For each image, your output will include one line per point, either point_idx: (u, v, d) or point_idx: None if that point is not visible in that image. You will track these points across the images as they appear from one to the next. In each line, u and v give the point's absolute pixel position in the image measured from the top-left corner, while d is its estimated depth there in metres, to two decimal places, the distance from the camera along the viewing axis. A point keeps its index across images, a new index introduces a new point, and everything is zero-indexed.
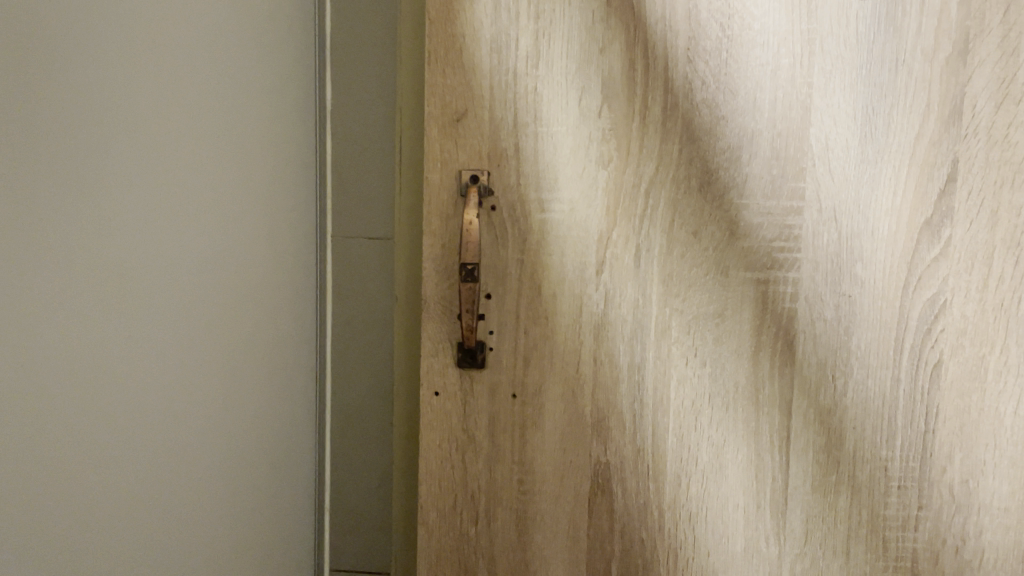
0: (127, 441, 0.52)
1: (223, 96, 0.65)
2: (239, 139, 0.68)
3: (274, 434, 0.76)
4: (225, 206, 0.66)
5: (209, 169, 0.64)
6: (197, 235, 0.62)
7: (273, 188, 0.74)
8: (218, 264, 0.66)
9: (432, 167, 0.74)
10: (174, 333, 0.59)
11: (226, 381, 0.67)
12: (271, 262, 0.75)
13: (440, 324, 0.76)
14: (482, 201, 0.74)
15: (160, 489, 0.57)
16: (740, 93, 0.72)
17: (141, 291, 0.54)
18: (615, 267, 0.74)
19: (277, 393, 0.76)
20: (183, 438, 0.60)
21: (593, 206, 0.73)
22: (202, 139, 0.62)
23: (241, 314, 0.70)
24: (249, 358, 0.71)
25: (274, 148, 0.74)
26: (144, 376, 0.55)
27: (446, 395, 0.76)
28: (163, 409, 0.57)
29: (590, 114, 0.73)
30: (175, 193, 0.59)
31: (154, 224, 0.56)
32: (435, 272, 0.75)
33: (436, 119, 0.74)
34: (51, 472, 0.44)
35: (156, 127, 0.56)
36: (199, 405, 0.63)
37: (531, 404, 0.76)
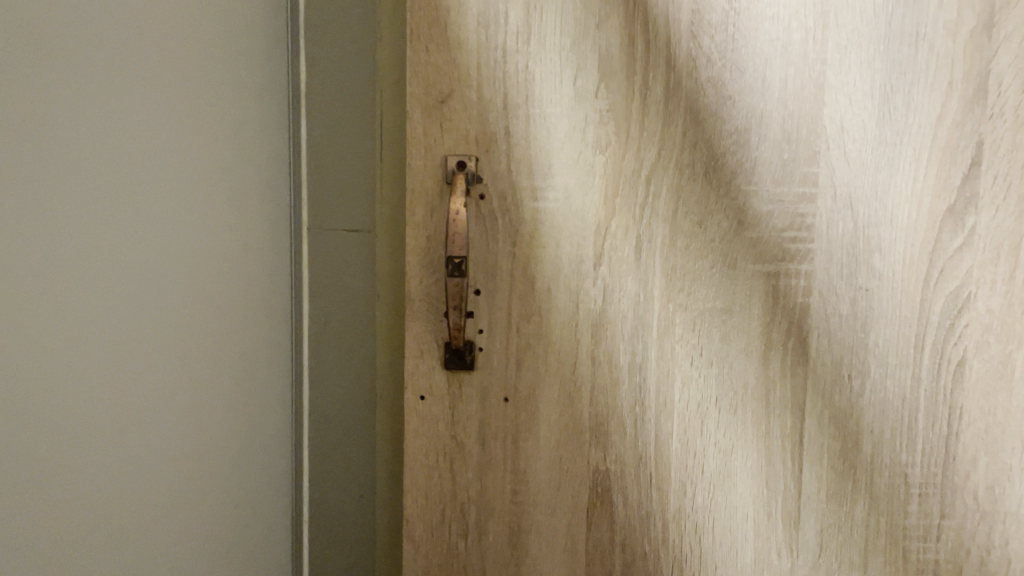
0: (54, 463, 0.46)
1: (187, 74, 0.60)
2: (206, 123, 0.62)
3: (245, 442, 0.70)
4: (189, 195, 0.61)
5: (172, 156, 0.58)
6: (156, 228, 0.56)
7: (242, 176, 0.69)
8: (181, 262, 0.59)
9: (415, 153, 0.69)
10: (122, 338, 0.53)
11: (192, 388, 0.62)
12: (242, 256, 0.69)
13: (426, 323, 0.70)
14: (470, 189, 0.68)
15: (115, 497, 0.52)
16: (748, 71, 0.66)
17: (75, 294, 0.48)
18: (614, 260, 0.68)
19: (249, 398, 0.71)
20: (136, 454, 0.54)
21: (589, 194, 0.68)
22: (164, 123, 0.57)
23: (209, 313, 0.64)
24: (218, 360, 0.66)
25: (244, 133, 0.69)
26: (79, 390, 0.48)
27: (432, 400, 0.71)
28: (107, 424, 0.51)
29: (586, 94, 0.67)
30: (133, 179, 0.53)
31: (95, 219, 0.49)
32: (419, 267, 0.69)
33: (419, 100, 0.68)
34: None
35: (102, 110, 0.50)
36: (158, 417, 0.57)
37: (524, 409, 0.70)
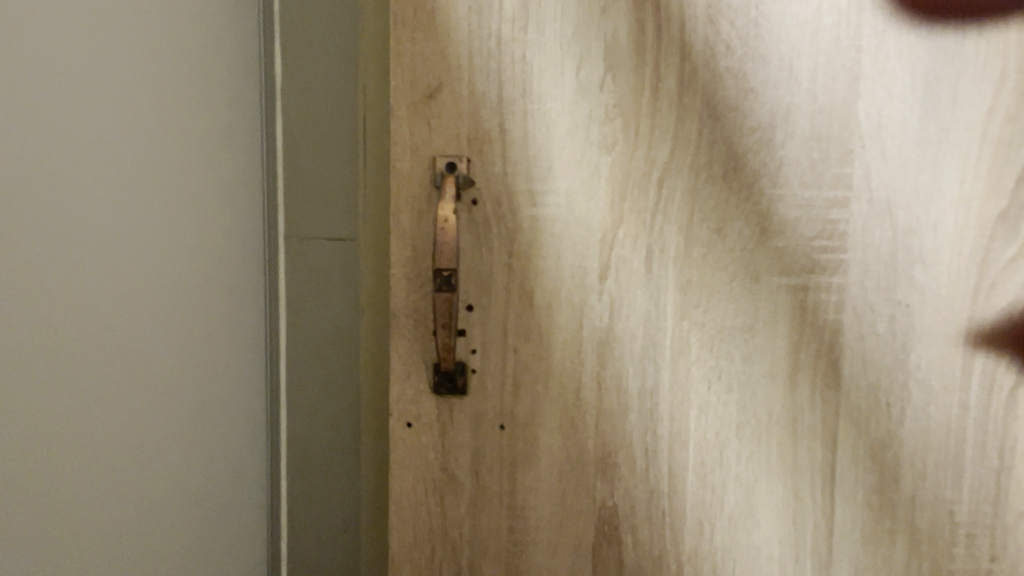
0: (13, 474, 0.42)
1: (140, 68, 0.54)
2: (165, 121, 0.56)
3: (214, 474, 0.64)
4: (145, 199, 0.54)
5: (120, 156, 0.52)
6: (103, 236, 0.50)
7: (211, 179, 0.62)
8: (131, 268, 0.53)
9: (400, 154, 0.62)
10: (58, 375, 0.46)
11: (154, 411, 0.56)
12: (211, 267, 0.62)
13: (412, 343, 0.63)
14: (461, 193, 0.61)
15: (100, 478, 0.50)
16: (772, 60, 0.59)
17: (40, 282, 0.44)
18: (622, 272, 0.61)
19: (219, 423, 0.64)
20: (78, 498, 0.48)
21: (594, 199, 0.61)
22: (107, 119, 0.50)
23: (171, 330, 0.58)
24: (184, 375, 0.60)
25: (212, 133, 0.62)
26: (13, 435, 0.42)
27: (420, 427, 0.64)
28: (57, 444, 0.46)
29: (590, 87, 0.60)
30: (102, 151, 0.50)
31: (63, 195, 0.46)
32: (405, 279, 0.62)
33: (404, 95, 0.61)
34: None
35: (34, 114, 0.44)
36: (111, 440, 0.51)
37: (522, 437, 0.63)
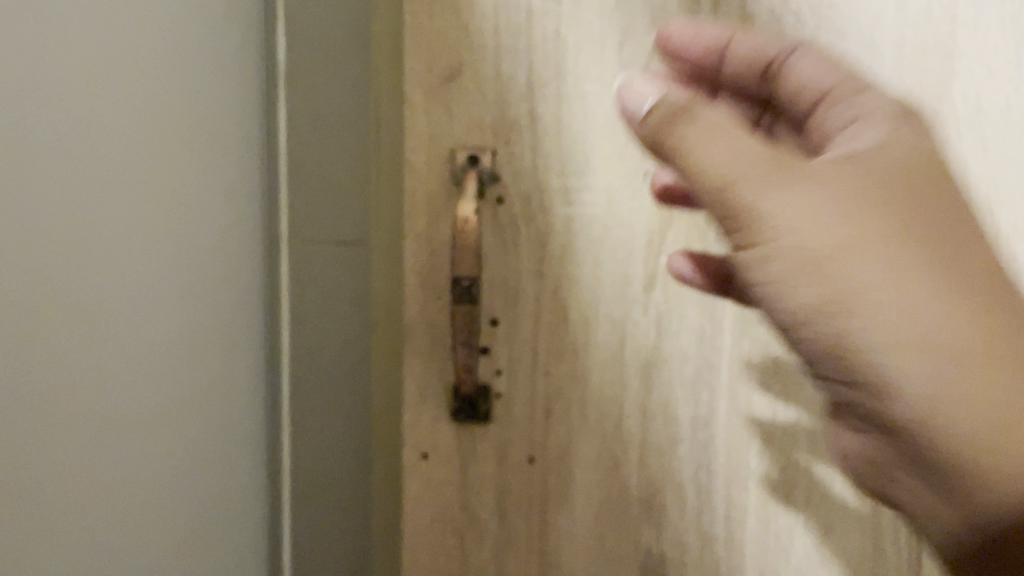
0: (135, 444, 0.44)
1: (118, 47, 0.42)
2: (153, 114, 0.46)
3: (246, 498, 0.59)
4: (120, 206, 0.43)
5: (77, 163, 0.39)
6: (181, 245, 0.49)
7: (214, 183, 0.52)
8: (92, 277, 0.41)
9: (416, 146, 0.54)
10: (175, 355, 0.48)
11: (121, 459, 0.43)
12: (131, 286, 0.44)
13: (429, 362, 0.55)
14: (485, 191, 0.53)
15: (198, 457, 0.51)
16: (851, 32, 0.50)
17: (162, 267, 0.46)
18: (671, 282, 0.53)
19: (224, 464, 0.55)
20: (187, 473, 0.50)
21: (639, 196, 0.52)
22: (64, 120, 0.38)
23: (157, 363, 0.46)
24: (192, 408, 0.50)
25: (221, 129, 0.53)
26: (137, 410, 0.44)
27: (437, 459, 0.55)
28: (171, 422, 0.48)
29: (635, 67, 0.52)
30: (201, 154, 0.51)
31: (178, 193, 0.48)
32: (420, 289, 0.54)
33: (421, 79, 0.53)
34: (88, 442, 0.40)
35: (124, 134, 0.43)
36: (185, 441, 0.49)
37: (554, 473, 0.55)
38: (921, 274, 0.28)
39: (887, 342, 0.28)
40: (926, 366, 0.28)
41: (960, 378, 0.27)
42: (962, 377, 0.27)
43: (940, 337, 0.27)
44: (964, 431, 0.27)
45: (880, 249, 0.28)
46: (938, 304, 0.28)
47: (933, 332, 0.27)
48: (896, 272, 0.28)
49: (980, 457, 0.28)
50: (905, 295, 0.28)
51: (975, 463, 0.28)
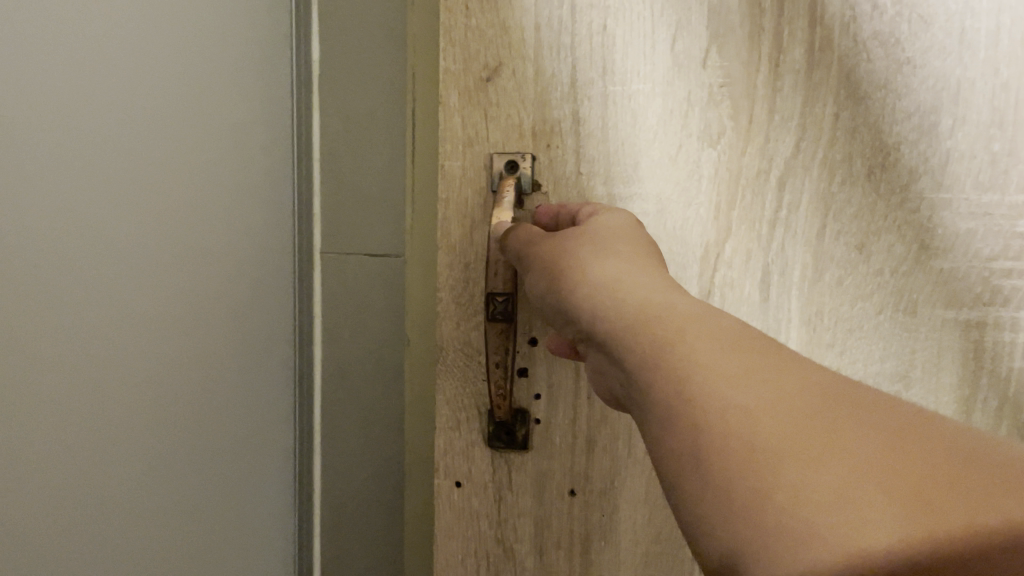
0: (200, 468, 0.46)
1: (169, 74, 0.41)
2: (182, 123, 0.42)
3: (270, 522, 0.56)
4: (126, 238, 0.38)
5: (86, 189, 0.35)
6: (246, 276, 0.50)
7: (243, 193, 0.49)
8: (112, 303, 0.37)
9: (452, 151, 0.50)
10: (239, 384, 0.50)
11: (100, 533, 0.37)
12: (131, 335, 0.39)
13: (464, 385, 0.51)
14: (525, 199, 0.49)
15: (246, 481, 0.52)
16: (938, 19, 0.43)
17: (227, 301, 0.48)
18: (729, 299, 0.48)
19: (249, 486, 0.52)
20: (239, 496, 0.51)
21: (694, 206, 0.47)
22: (71, 141, 0.34)
23: (186, 392, 0.44)
24: (244, 431, 0.51)
25: (249, 138, 0.50)
26: (203, 433, 0.46)
27: (472, 489, 0.52)
28: (229, 449, 0.49)
29: (690, 62, 0.46)
30: (251, 178, 0.50)
31: (240, 223, 0.49)
32: (454, 304, 0.51)
33: (457, 80, 0.49)
34: (162, 462, 0.42)
35: (194, 175, 0.44)
36: (240, 470, 0.51)
37: (598, 508, 0.50)
38: (748, 348, 0.25)
39: (691, 396, 0.24)
40: (734, 407, 0.23)
41: (786, 414, 0.22)
42: (778, 405, 0.22)
43: (763, 384, 0.23)
44: (769, 452, 0.21)
45: (696, 335, 0.26)
46: (772, 366, 0.24)
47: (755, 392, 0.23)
48: (724, 346, 0.25)
49: (783, 488, 0.20)
50: (726, 357, 0.25)
51: (781, 501, 0.20)
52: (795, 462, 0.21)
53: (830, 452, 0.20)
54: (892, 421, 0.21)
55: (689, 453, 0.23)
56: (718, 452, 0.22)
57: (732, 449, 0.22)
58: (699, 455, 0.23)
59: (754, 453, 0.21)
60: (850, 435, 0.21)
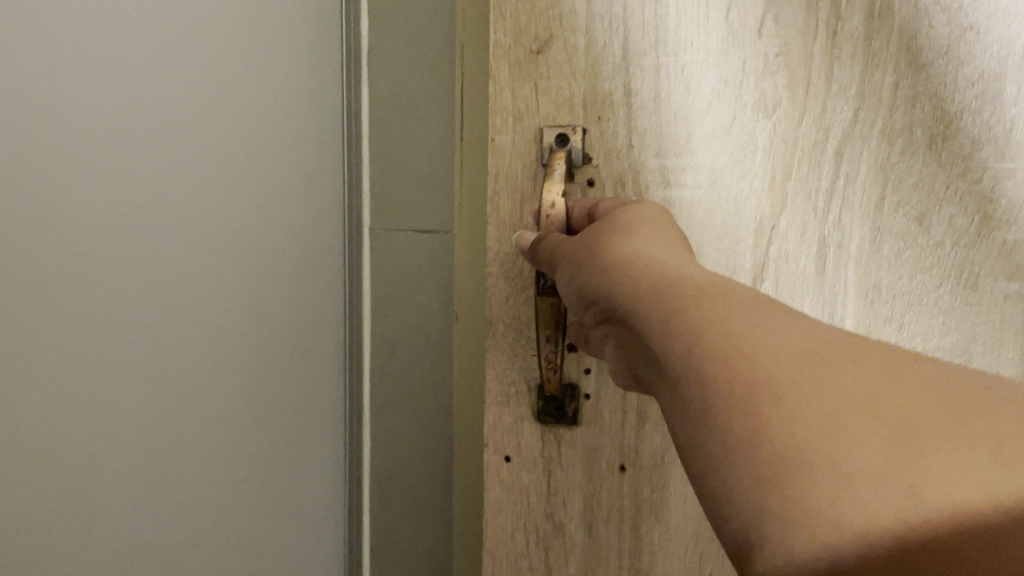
0: (247, 438, 0.46)
1: (212, 44, 0.40)
2: (232, 102, 0.42)
3: (323, 495, 0.56)
4: (171, 209, 0.38)
5: (134, 150, 0.35)
6: (294, 251, 0.50)
7: (292, 168, 0.49)
8: (158, 272, 0.37)
9: (501, 125, 0.50)
10: (286, 360, 0.50)
11: (151, 499, 0.37)
12: (178, 303, 0.39)
13: (513, 360, 0.51)
14: (574, 172, 0.49)
15: (294, 456, 0.52)
16: None
17: (276, 274, 0.48)
18: (784, 273, 0.47)
19: (300, 462, 0.53)
20: (287, 470, 0.51)
21: (748, 178, 0.46)
22: (114, 106, 0.33)
23: (236, 362, 0.45)
24: (292, 406, 0.51)
25: (298, 113, 0.50)
26: (253, 403, 0.47)
27: (521, 464, 0.52)
28: (278, 423, 0.50)
29: (744, 32, 0.45)
30: (300, 152, 0.50)
31: (287, 198, 0.49)
32: (503, 278, 0.51)
33: (507, 52, 0.49)
34: (211, 431, 0.42)
35: (239, 147, 0.44)
36: (288, 443, 0.51)
37: (648, 483, 0.50)
38: (779, 326, 0.26)
39: (713, 363, 0.26)
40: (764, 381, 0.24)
41: (807, 391, 0.23)
42: (794, 380, 0.24)
43: (782, 358, 0.25)
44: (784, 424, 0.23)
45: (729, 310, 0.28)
46: (795, 340, 0.25)
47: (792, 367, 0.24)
48: (758, 322, 0.27)
49: (793, 460, 0.22)
50: (759, 336, 0.26)
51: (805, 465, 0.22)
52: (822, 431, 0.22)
53: (840, 433, 0.22)
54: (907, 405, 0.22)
55: (720, 423, 0.24)
56: (739, 417, 0.24)
57: (751, 418, 0.24)
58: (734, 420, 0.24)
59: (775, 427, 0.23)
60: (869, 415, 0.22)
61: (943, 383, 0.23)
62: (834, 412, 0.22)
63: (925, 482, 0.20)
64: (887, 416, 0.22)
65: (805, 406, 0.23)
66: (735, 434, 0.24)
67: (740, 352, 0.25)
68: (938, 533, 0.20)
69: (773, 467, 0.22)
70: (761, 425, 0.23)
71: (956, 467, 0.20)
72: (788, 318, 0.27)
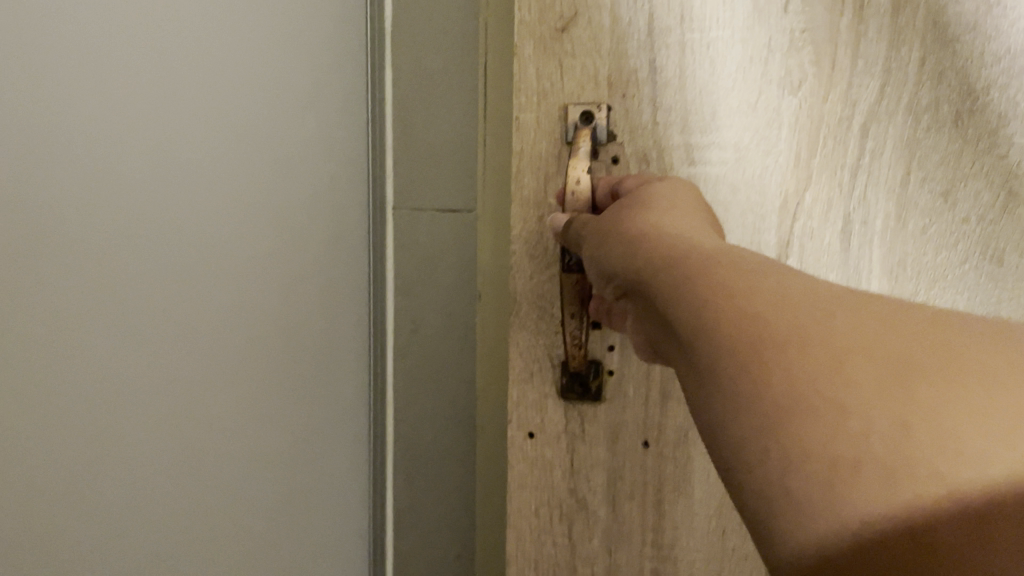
0: (285, 414, 0.47)
1: (255, 22, 0.41)
2: (269, 79, 0.43)
3: (352, 473, 0.57)
4: (220, 185, 0.38)
5: (189, 123, 0.35)
6: (326, 229, 0.50)
7: (324, 147, 0.49)
8: (208, 249, 0.37)
9: (526, 103, 0.50)
10: (320, 337, 0.51)
11: (206, 472, 0.38)
12: (229, 280, 0.40)
13: (536, 336, 0.52)
14: (599, 149, 0.49)
15: (326, 433, 0.52)
16: None
17: (311, 252, 0.49)
18: (809, 249, 0.47)
19: (331, 439, 0.53)
20: (320, 446, 0.51)
21: (773, 154, 0.47)
22: (168, 84, 0.34)
23: (274, 339, 0.45)
24: (324, 383, 0.52)
25: (329, 91, 0.50)
26: (290, 379, 0.47)
27: (545, 439, 0.52)
28: (312, 400, 0.50)
29: (771, 8, 0.45)
30: (329, 130, 0.50)
31: (319, 176, 0.49)
32: (526, 257, 0.51)
33: (532, 31, 0.49)
34: (252, 407, 0.43)
35: (279, 125, 0.44)
36: (321, 421, 0.51)
37: (671, 459, 0.50)
38: (774, 295, 0.26)
39: (718, 339, 0.26)
40: (762, 360, 0.24)
41: (800, 369, 0.23)
42: (804, 355, 0.24)
43: (776, 333, 0.25)
44: (795, 404, 0.23)
45: (727, 284, 0.28)
46: (794, 308, 0.25)
47: (786, 343, 0.24)
48: (755, 293, 0.27)
49: (791, 441, 0.23)
50: (756, 309, 0.26)
51: (802, 447, 0.22)
52: (814, 411, 0.23)
53: (829, 414, 0.22)
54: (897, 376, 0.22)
55: (733, 395, 0.25)
56: (751, 392, 0.24)
57: (758, 394, 0.24)
58: (742, 395, 0.25)
59: (776, 405, 0.23)
60: (858, 391, 0.22)
61: (939, 347, 0.23)
62: (824, 392, 0.23)
63: (927, 468, 0.21)
64: (893, 394, 0.22)
65: (814, 384, 0.23)
66: (755, 408, 0.24)
67: (752, 326, 0.25)
68: (928, 517, 0.20)
69: (780, 447, 0.23)
70: (763, 407, 0.24)
71: (937, 448, 0.21)
72: (800, 287, 0.27)
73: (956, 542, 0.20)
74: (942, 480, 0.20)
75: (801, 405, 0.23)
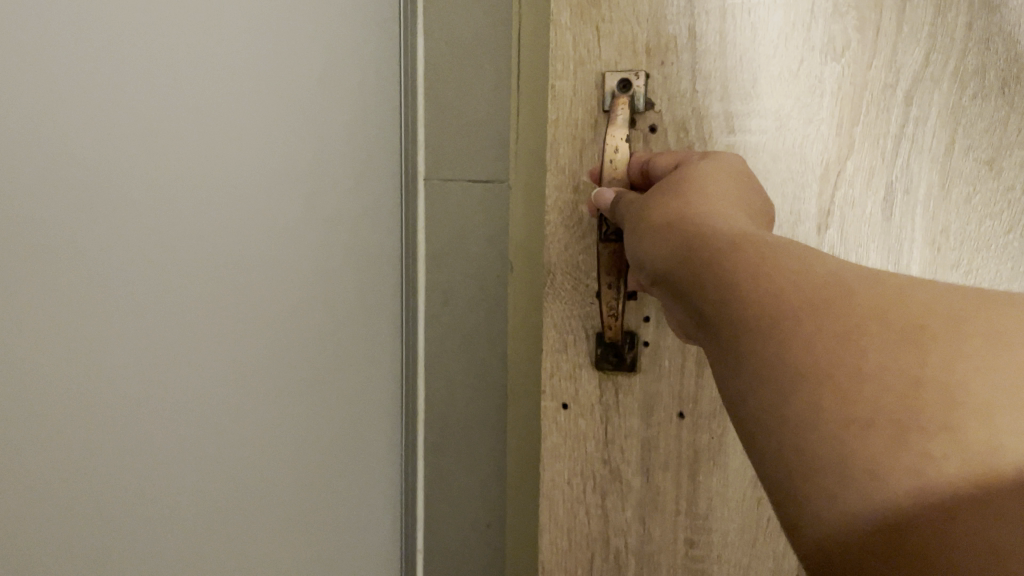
0: (321, 383, 0.46)
1: None
2: (308, 44, 0.42)
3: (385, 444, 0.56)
4: (260, 151, 0.38)
5: (232, 87, 0.35)
6: (361, 198, 0.50)
7: (360, 115, 0.49)
8: (249, 214, 0.37)
9: (562, 72, 0.50)
10: (356, 307, 0.50)
11: (250, 439, 0.38)
12: (270, 247, 0.39)
13: (570, 308, 0.52)
14: (636, 118, 0.49)
15: (362, 404, 0.52)
16: None
17: (346, 221, 0.48)
18: (849, 218, 0.46)
19: (365, 410, 0.53)
20: (355, 417, 0.51)
21: (815, 122, 0.46)
22: (213, 48, 0.33)
23: (311, 308, 0.45)
24: (359, 353, 0.51)
25: (365, 58, 0.49)
26: (327, 348, 0.47)
27: (578, 411, 0.53)
28: (348, 369, 0.50)
29: None
30: (366, 98, 0.49)
31: (355, 144, 0.48)
32: (563, 228, 0.52)
33: None
34: (291, 374, 0.43)
35: (317, 91, 0.43)
36: (356, 391, 0.51)
37: (706, 430, 0.50)
38: (787, 268, 0.25)
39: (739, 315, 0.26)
40: (780, 336, 0.24)
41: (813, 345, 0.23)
42: (809, 336, 0.23)
43: (790, 307, 0.24)
44: (806, 388, 0.22)
45: (744, 259, 0.27)
46: (808, 280, 0.24)
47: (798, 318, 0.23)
48: (771, 268, 0.26)
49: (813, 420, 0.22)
50: (768, 284, 0.25)
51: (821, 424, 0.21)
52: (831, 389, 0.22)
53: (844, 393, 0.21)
54: (908, 349, 0.21)
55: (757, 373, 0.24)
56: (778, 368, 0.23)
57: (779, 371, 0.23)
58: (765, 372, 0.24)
59: (797, 383, 0.22)
60: (870, 367, 0.21)
61: (953, 312, 0.21)
62: (838, 367, 0.22)
63: (936, 443, 0.20)
64: (903, 370, 0.21)
65: (823, 369, 0.22)
66: (768, 391, 0.23)
67: (769, 304, 0.24)
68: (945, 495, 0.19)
69: (806, 426, 0.22)
70: (784, 384, 0.23)
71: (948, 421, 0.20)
72: (809, 260, 0.25)
73: (964, 523, 0.19)
74: (952, 462, 0.19)
75: (815, 384, 0.22)
